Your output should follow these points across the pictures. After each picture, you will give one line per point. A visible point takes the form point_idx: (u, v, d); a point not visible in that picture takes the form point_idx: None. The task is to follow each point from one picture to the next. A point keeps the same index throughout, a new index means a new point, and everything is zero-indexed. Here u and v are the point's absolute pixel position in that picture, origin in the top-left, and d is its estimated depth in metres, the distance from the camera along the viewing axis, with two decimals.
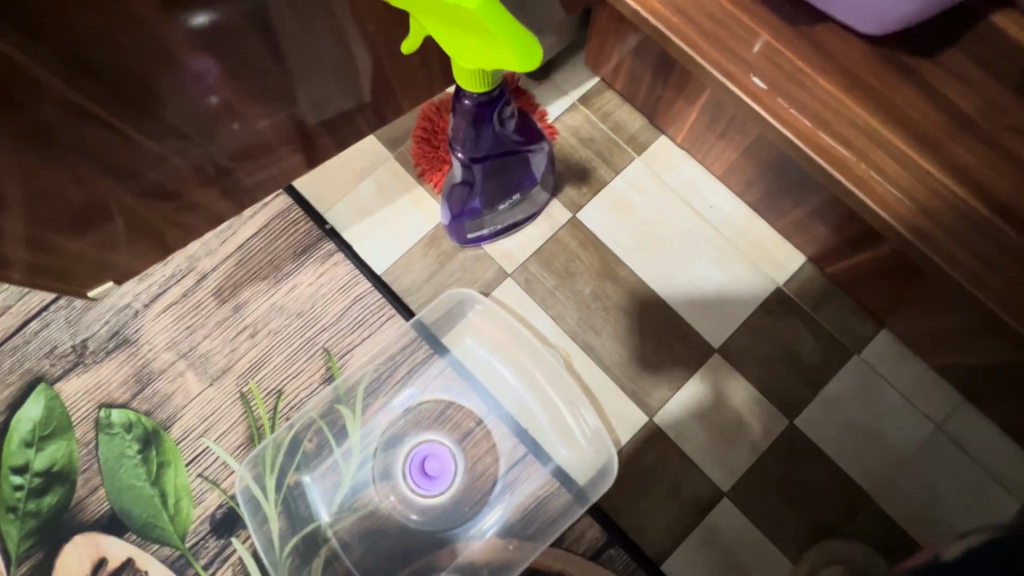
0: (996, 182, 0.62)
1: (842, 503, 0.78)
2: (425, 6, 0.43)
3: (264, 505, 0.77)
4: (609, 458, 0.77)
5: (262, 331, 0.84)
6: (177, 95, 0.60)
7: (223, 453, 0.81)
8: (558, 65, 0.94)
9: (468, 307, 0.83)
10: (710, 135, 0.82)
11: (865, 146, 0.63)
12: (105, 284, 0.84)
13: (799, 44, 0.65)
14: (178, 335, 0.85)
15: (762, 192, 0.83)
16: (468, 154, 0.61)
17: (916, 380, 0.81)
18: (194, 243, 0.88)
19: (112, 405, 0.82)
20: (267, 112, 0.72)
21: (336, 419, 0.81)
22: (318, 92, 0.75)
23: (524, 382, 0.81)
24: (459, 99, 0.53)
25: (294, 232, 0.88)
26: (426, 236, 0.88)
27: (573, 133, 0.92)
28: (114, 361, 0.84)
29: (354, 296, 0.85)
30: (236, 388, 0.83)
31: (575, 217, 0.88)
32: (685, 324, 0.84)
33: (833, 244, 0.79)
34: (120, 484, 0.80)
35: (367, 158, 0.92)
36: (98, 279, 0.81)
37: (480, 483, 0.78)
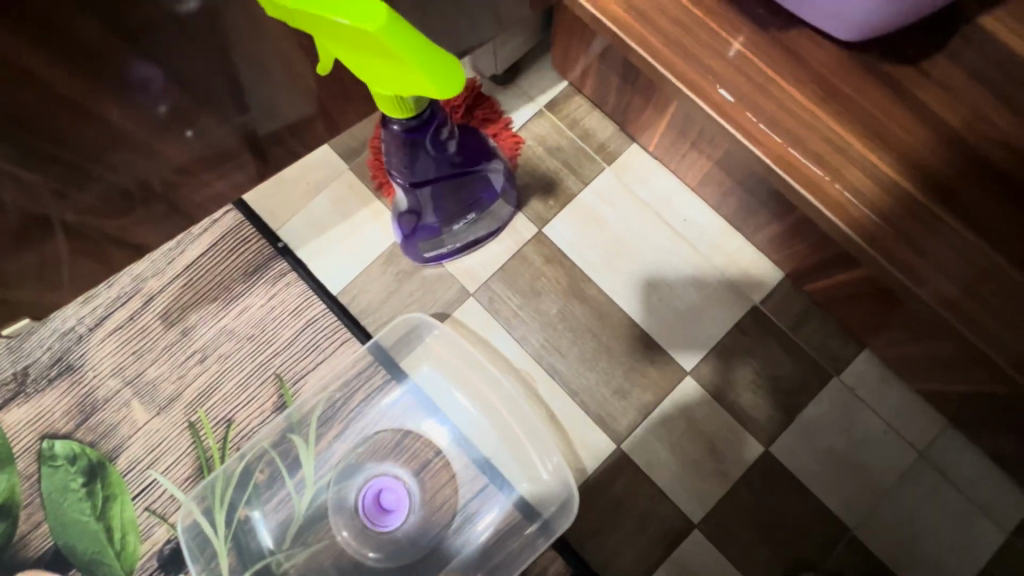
0: (981, 202, 0.57)
1: (819, 533, 0.75)
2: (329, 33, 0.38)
3: (213, 541, 0.74)
4: (570, 492, 0.73)
5: (211, 356, 0.80)
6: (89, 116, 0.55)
7: (172, 486, 0.77)
8: (524, 68, 0.89)
9: (425, 332, 0.78)
10: (682, 145, 0.77)
11: (841, 163, 0.58)
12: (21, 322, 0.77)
13: (769, 51, 0.60)
14: (123, 362, 0.81)
15: (737, 205, 0.78)
16: (407, 179, 0.56)
17: (896, 403, 0.77)
18: (139, 264, 0.83)
19: (56, 436, 0.79)
20: (202, 127, 0.67)
21: (289, 449, 0.77)
22: (258, 103, 0.70)
23: (486, 409, 0.77)
24: (387, 124, 0.48)
25: (245, 251, 0.84)
26: (384, 252, 0.84)
27: (540, 141, 0.87)
28: (57, 390, 0.80)
29: (308, 319, 0.81)
30: (185, 417, 0.79)
31: (540, 232, 0.84)
32: (656, 345, 0.80)
33: (811, 262, 0.74)
34: (63, 519, 0.76)
35: (323, 170, 0.87)
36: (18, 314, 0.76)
37: (439, 516, 0.75)
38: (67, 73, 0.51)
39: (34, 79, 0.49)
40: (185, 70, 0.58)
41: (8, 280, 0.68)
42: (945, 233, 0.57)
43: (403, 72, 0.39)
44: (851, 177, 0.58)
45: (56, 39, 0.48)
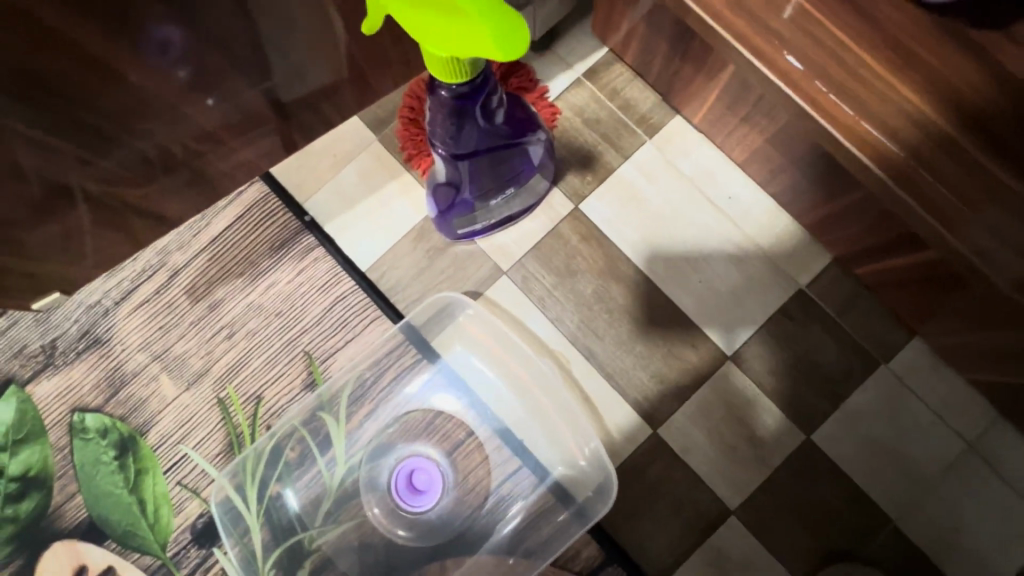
0: None
1: (858, 523, 0.73)
2: None
3: (246, 516, 0.74)
4: (608, 476, 0.72)
5: (239, 332, 0.79)
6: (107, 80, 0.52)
7: (202, 461, 0.77)
8: (561, 33, 0.84)
9: (458, 311, 0.76)
10: (732, 117, 0.73)
11: (919, 138, 0.54)
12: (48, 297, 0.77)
13: (843, 13, 0.55)
14: (151, 336, 0.80)
15: (788, 183, 0.74)
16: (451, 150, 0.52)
17: (946, 394, 0.74)
18: (164, 236, 0.81)
19: (86, 409, 0.78)
20: (226, 92, 0.64)
21: (319, 427, 0.76)
22: (285, 67, 0.66)
23: (521, 391, 0.76)
24: (435, 89, 0.45)
25: (272, 224, 0.81)
26: (414, 228, 0.81)
27: (577, 112, 0.82)
28: (86, 363, 0.80)
29: (336, 296, 0.79)
30: (214, 393, 0.78)
31: (577, 209, 0.80)
32: (695, 329, 0.77)
33: (866, 244, 0.70)
34: (97, 491, 0.76)
35: (350, 141, 0.84)
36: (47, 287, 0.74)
37: (471, 497, 0.74)
38: (90, 30, 0.47)
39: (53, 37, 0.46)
40: (211, 30, 0.55)
41: (33, 253, 0.66)
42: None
43: (458, 34, 0.36)
44: (928, 153, 0.53)
45: None
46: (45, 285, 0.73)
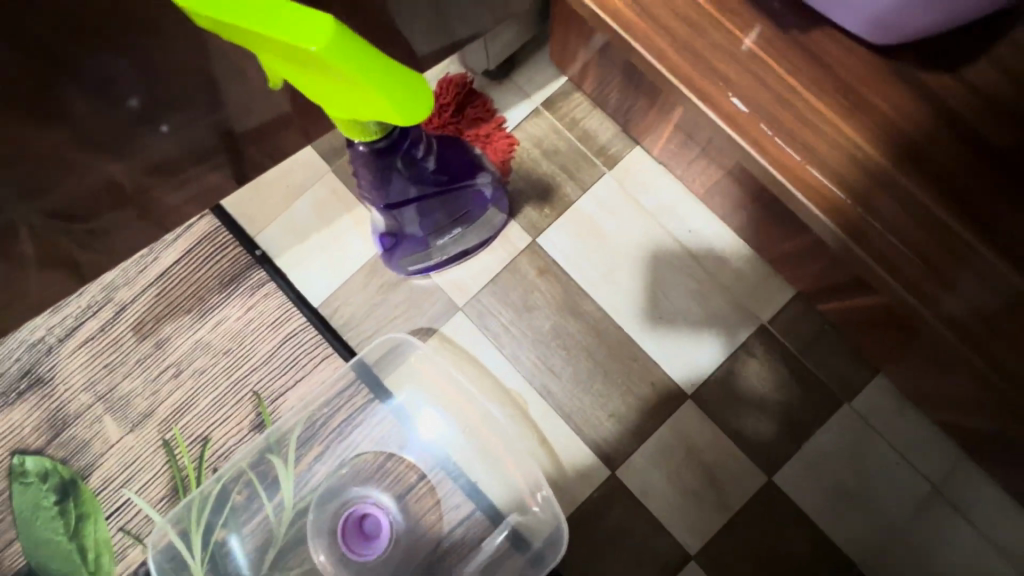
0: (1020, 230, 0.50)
1: (823, 568, 0.71)
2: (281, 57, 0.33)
3: (190, 564, 0.72)
4: (558, 527, 0.68)
5: (186, 371, 0.76)
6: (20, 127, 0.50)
7: (146, 506, 0.74)
8: (520, 62, 0.82)
9: (409, 350, 0.73)
10: (690, 151, 0.71)
11: (867, 184, 0.52)
12: None
13: (788, 55, 0.54)
14: (95, 375, 0.77)
15: (747, 218, 0.72)
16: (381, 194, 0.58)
17: (911, 433, 0.72)
18: (110, 271, 0.79)
19: (26, 452, 0.76)
20: (160, 132, 0.62)
21: (267, 470, 0.73)
22: (224, 104, 0.64)
23: (476, 431, 0.73)
24: (355, 144, 0.49)
25: (222, 258, 0.79)
26: (368, 262, 0.79)
27: (535, 143, 0.80)
28: (25, 404, 0.77)
29: (287, 333, 0.77)
30: (159, 435, 0.75)
31: (535, 242, 0.78)
32: (656, 366, 0.75)
33: (826, 282, 0.68)
34: (35, 538, 0.74)
35: (304, 173, 0.82)
36: None
37: (422, 544, 0.71)
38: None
39: None
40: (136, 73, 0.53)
41: None
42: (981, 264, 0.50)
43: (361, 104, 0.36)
44: (878, 199, 0.52)
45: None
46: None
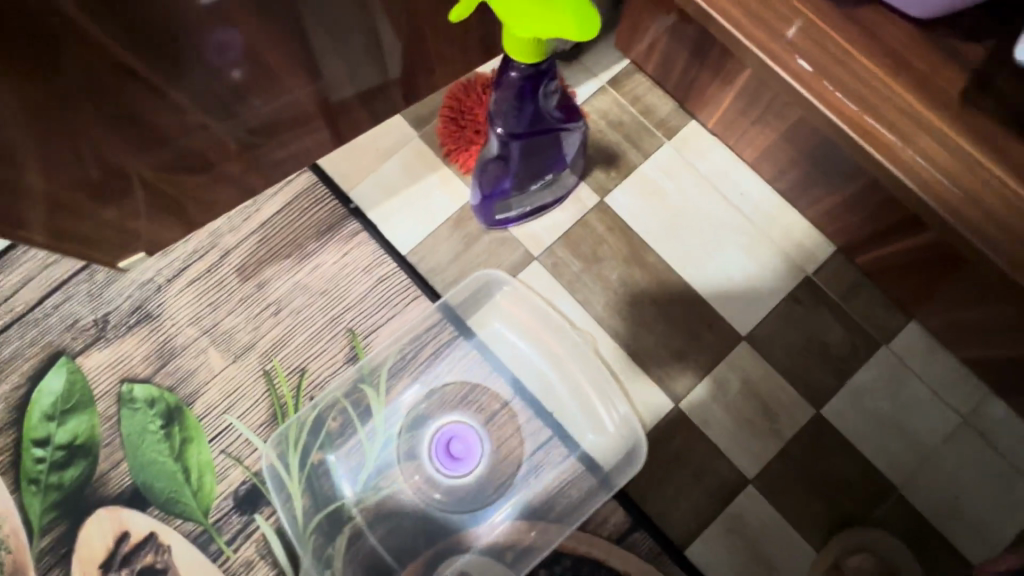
0: None
1: (868, 493, 0.78)
2: None
3: (289, 483, 0.77)
4: (637, 441, 0.78)
5: (286, 309, 0.84)
6: (203, 65, 0.58)
7: (246, 430, 0.80)
8: (588, 46, 0.93)
9: (496, 289, 0.83)
10: (744, 120, 0.81)
11: (914, 131, 0.62)
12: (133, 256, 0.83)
13: (845, 26, 0.64)
14: (201, 311, 0.84)
15: (795, 180, 0.82)
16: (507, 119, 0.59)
17: (943, 373, 0.81)
18: (217, 219, 0.86)
19: (135, 380, 0.82)
20: (298, 87, 0.71)
21: (360, 398, 0.80)
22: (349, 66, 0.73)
23: (553, 366, 0.81)
24: (506, 71, 0.54)
25: (319, 210, 0.87)
26: (452, 216, 0.87)
27: (602, 116, 0.90)
28: (136, 336, 0.83)
29: (379, 277, 0.84)
30: (260, 365, 0.82)
31: (603, 201, 0.87)
32: (713, 311, 0.84)
33: (867, 233, 0.78)
34: (142, 459, 0.79)
35: (392, 137, 0.90)
36: (124, 250, 0.80)
37: (504, 465, 0.78)
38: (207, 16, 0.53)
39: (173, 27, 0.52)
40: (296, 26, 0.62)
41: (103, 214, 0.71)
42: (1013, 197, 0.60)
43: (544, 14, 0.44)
44: (923, 144, 0.61)
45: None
46: (116, 242, 0.78)
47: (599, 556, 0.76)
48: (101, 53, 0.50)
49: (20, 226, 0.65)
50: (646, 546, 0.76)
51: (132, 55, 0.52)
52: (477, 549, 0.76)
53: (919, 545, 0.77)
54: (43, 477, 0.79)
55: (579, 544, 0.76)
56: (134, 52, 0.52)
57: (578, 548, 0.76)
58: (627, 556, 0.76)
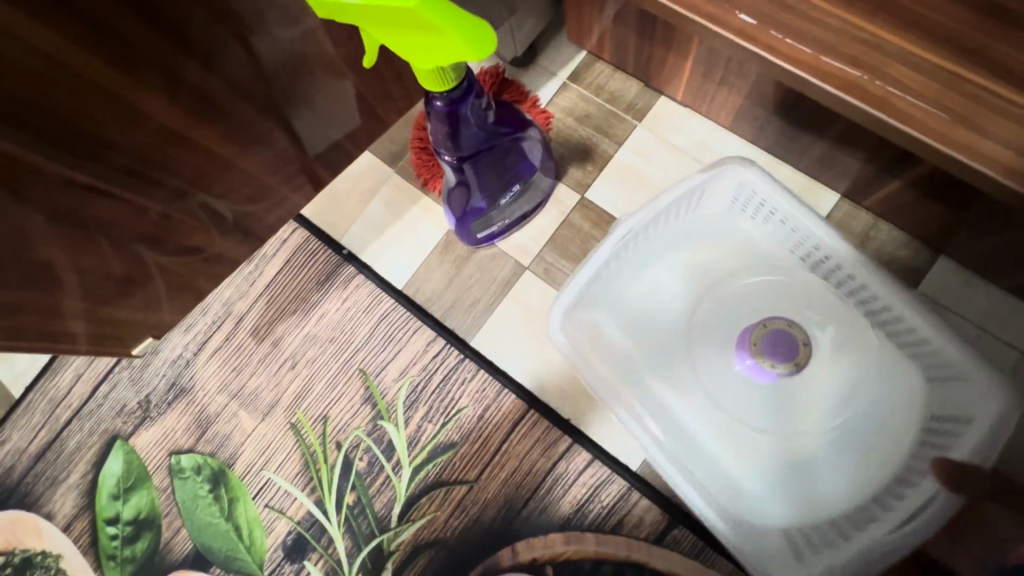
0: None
1: None
2: (383, 21, 0.42)
3: (329, 527, 0.82)
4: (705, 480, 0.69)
5: (300, 362, 0.88)
6: (177, 165, 0.62)
7: (284, 482, 0.84)
8: (542, 46, 0.92)
9: (508, 359, 0.83)
10: (711, 86, 0.78)
11: (880, 59, 0.54)
12: (146, 341, 0.87)
13: None
14: (226, 378, 0.90)
15: (779, 134, 0.77)
16: (446, 138, 0.63)
17: (989, 307, 0.74)
18: (227, 288, 0.91)
19: (181, 451, 0.88)
20: (273, 160, 0.75)
21: (382, 435, 0.83)
22: (312, 131, 0.76)
23: (541, 366, 0.82)
24: (432, 103, 0.58)
25: (315, 262, 0.90)
26: (440, 242, 0.88)
27: (569, 113, 0.89)
28: (176, 411, 0.90)
29: (379, 315, 0.87)
30: (286, 420, 0.86)
31: (583, 198, 0.86)
32: None
33: (869, 174, 0.72)
34: (198, 522, 0.85)
35: (370, 178, 0.93)
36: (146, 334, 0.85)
37: (528, 480, 0.78)
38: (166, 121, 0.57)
39: (134, 150, 0.56)
40: (248, 112, 0.65)
41: (119, 319, 0.76)
42: (1013, 110, 0.52)
43: (436, 39, 0.43)
44: (897, 71, 0.54)
45: (144, 106, 0.54)
46: (139, 332, 0.83)
47: (640, 559, 0.74)
48: (78, 183, 0.54)
49: (66, 342, 0.71)
50: (688, 542, 0.74)
51: (99, 177, 0.55)
52: (514, 566, 0.76)
53: None
54: (118, 552, 0.87)
55: (619, 549, 0.74)
56: (97, 173, 0.55)
57: (618, 554, 0.74)
58: (669, 555, 0.74)
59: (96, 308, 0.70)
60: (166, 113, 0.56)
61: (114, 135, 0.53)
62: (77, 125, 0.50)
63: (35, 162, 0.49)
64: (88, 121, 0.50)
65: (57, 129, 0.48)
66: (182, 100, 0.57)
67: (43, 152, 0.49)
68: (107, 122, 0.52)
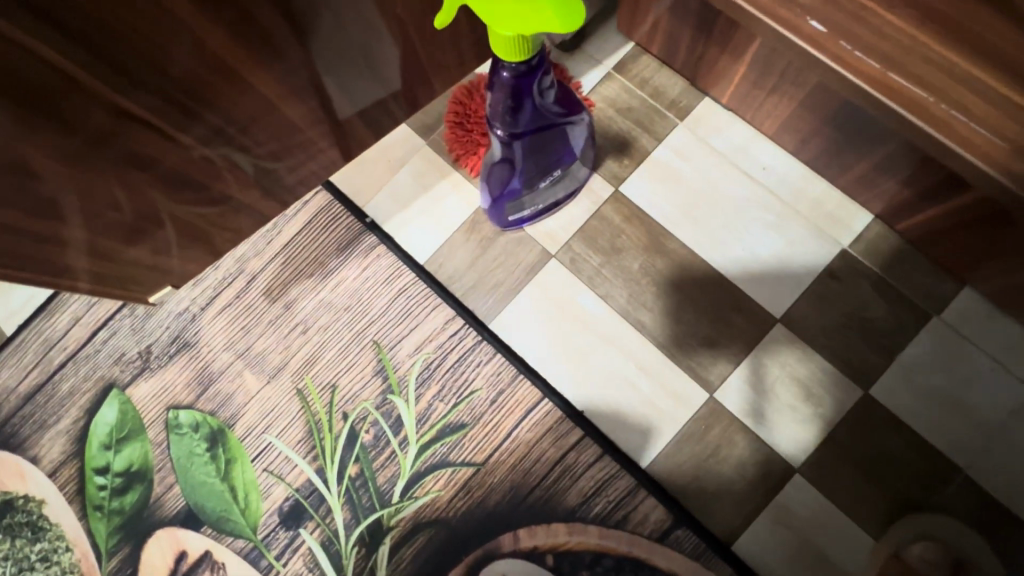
0: None
1: (927, 476, 0.74)
2: None
3: (328, 497, 0.81)
4: None
5: (312, 327, 0.86)
6: (211, 104, 0.60)
7: (285, 448, 0.83)
8: (590, 32, 0.90)
9: (526, 346, 0.82)
10: (761, 92, 0.77)
11: (947, 82, 0.53)
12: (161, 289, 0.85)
13: None
14: (234, 336, 0.87)
15: (823, 148, 0.77)
16: (506, 111, 0.61)
17: (1007, 341, 0.75)
18: (242, 245, 0.89)
19: (180, 407, 0.86)
20: (307, 114, 0.72)
21: (391, 409, 0.82)
22: (351, 90, 0.73)
23: (560, 355, 0.81)
24: (499, 72, 0.56)
25: (337, 227, 0.88)
26: (466, 221, 0.87)
27: (611, 104, 0.87)
28: (177, 364, 0.87)
29: (399, 288, 0.85)
30: (293, 385, 0.84)
31: (617, 191, 0.85)
32: (740, 296, 0.80)
33: (910, 197, 0.72)
34: (192, 480, 0.83)
35: (401, 148, 0.90)
36: (154, 283, 0.82)
37: (536, 469, 0.78)
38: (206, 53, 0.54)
39: (171, 79, 0.53)
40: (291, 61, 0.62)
41: (129, 259, 0.73)
42: None
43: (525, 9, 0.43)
44: (962, 96, 0.53)
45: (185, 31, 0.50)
46: (147, 278, 0.80)
47: (641, 555, 0.74)
48: (106, 105, 0.51)
49: (69, 276, 0.68)
50: (689, 543, 0.74)
51: (129, 101, 0.52)
52: (513, 552, 0.76)
53: (992, 531, 0.72)
54: (105, 503, 0.84)
55: (621, 544, 0.75)
56: (129, 96, 0.52)
57: (620, 549, 0.75)
58: (669, 553, 0.74)
59: (106, 245, 0.68)
60: (206, 44, 0.53)
61: (151, 58, 0.50)
62: (114, 39, 0.47)
63: (66, 70, 0.46)
64: (126, 39, 0.47)
65: (95, 41, 0.46)
66: (226, 35, 0.54)
67: (75, 63, 0.46)
68: (143, 41, 0.48)
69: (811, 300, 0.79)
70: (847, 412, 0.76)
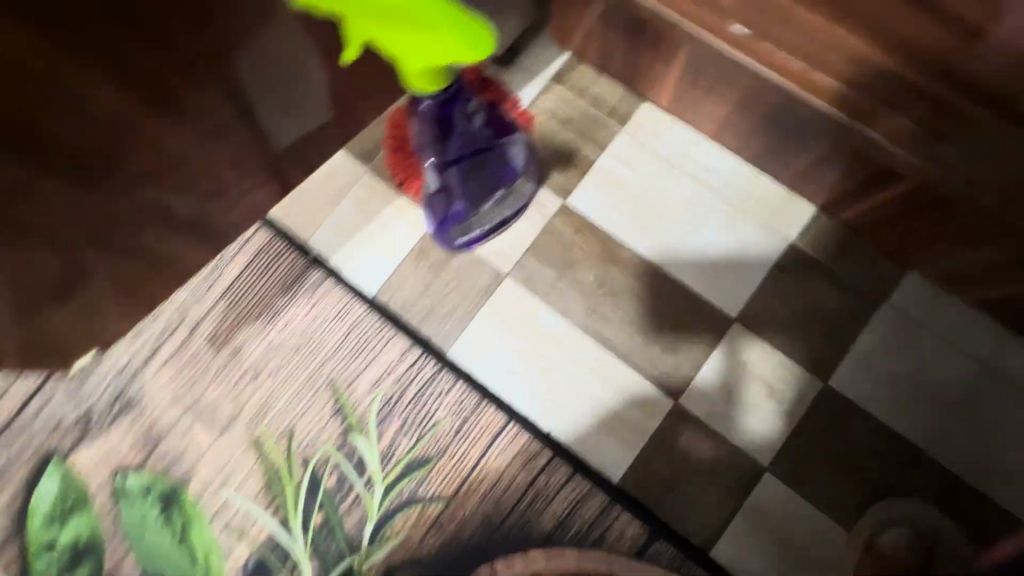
0: None
1: (892, 461, 0.75)
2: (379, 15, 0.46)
3: (295, 549, 0.77)
4: None
5: (263, 372, 0.82)
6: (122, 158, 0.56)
7: (245, 502, 0.79)
8: (523, 44, 0.88)
9: (486, 370, 0.80)
10: (697, 95, 0.77)
11: None
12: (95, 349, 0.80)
13: None
14: (180, 390, 0.82)
15: (762, 146, 0.77)
16: None
17: (954, 319, 0.77)
18: (180, 292, 0.84)
19: (128, 471, 0.81)
20: (233, 154, 0.68)
21: (353, 450, 0.79)
22: (278, 126, 0.70)
23: (522, 376, 0.80)
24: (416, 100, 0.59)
25: (280, 265, 0.84)
26: (415, 247, 0.84)
27: (551, 115, 0.86)
28: (121, 426, 0.82)
29: (351, 323, 0.82)
30: (247, 435, 0.80)
31: (565, 204, 0.84)
32: (696, 300, 0.80)
33: (850, 188, 0.73)
34: (147, 547, 0.78)
35: (341, 177, 0.87)
36: (86, 344, 0.77)
37: (508, 496, 0.76)
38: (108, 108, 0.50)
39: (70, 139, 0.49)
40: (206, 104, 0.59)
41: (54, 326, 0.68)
42: None
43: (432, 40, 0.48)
44: None
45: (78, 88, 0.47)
46: (78, 341, 0.75)
47: None
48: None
49: None
50: (668, 554, 0.73)
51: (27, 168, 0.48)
52: None
53: (959, 508, 0.73)
54: None
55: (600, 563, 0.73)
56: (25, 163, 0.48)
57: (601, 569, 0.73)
58: None
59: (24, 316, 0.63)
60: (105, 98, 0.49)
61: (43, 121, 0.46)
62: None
63: None
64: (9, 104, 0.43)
65: None
66: (127, 86, 0.50)
67: None
68: (30, 103, 0.45)
69: (766, 296, 0.79)
70: (810, 405, 0.76)
